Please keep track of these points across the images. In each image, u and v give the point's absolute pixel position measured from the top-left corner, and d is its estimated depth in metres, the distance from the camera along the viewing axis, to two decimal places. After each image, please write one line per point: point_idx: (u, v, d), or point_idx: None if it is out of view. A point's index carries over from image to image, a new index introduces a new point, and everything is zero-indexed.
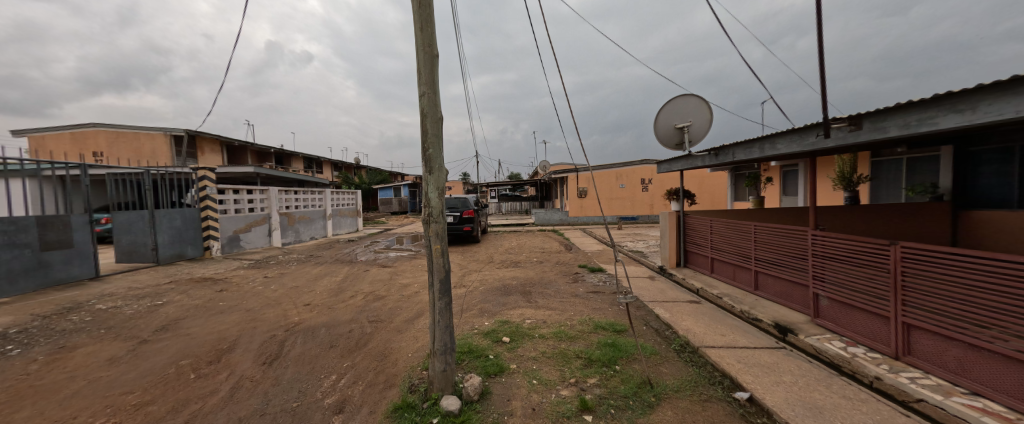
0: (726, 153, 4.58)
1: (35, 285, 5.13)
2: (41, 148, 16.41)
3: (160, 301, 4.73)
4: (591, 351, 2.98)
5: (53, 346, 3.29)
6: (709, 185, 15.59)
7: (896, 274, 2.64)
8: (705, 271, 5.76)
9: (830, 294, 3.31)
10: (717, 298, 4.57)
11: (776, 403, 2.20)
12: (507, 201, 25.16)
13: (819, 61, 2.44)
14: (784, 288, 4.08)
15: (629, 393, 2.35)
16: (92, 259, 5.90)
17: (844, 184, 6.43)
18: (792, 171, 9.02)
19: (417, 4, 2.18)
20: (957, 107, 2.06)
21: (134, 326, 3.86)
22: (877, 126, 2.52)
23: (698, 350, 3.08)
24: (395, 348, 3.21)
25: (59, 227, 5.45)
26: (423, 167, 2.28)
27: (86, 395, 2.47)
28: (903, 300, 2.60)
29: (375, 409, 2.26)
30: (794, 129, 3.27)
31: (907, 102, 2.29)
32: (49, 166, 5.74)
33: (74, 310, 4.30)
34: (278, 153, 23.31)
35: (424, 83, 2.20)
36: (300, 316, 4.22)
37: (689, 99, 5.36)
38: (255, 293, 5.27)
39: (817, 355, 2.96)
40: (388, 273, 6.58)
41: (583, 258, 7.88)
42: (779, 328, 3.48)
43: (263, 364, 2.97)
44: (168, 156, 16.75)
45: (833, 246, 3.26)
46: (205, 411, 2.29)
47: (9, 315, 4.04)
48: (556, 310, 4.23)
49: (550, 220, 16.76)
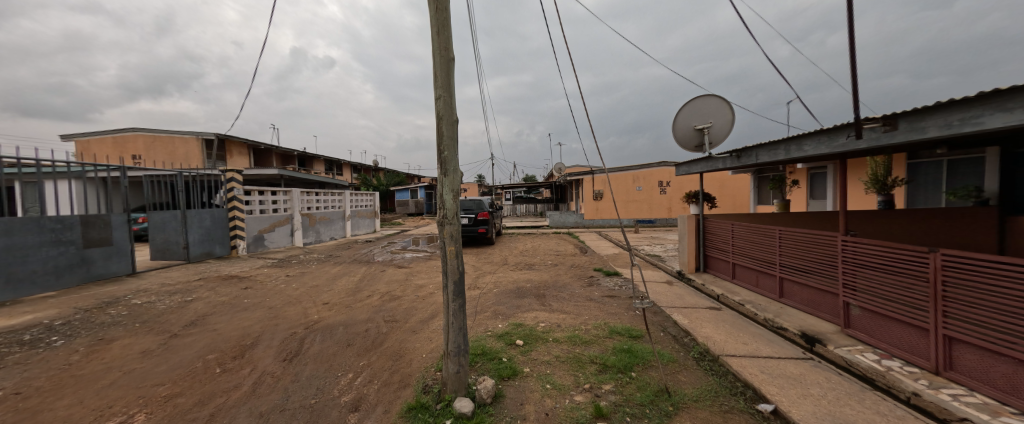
0: (749, 154, 4.41)
1: (78, 279, 5.47)
2: (85, 151, 17.59)
3: (189, 298, 4.95)
4: (607, 356, 2.92)
5: (93, 338, 3.49)
6: (730, 188, 15.18)
7: (936, 283, 2.48)
8: (726, 276, 5.56)
9: (862, 303, 3.13)
10: (739, 305, 4.41)
11: (804, 418, 2.10)
12: (522, 203, 25.16)
13: (851, 59, 2.29)
14: (811, 295, 3.88)
15: (646, 401, 2.29)
16: (129, 256, 6.26)
17: (878, 188, 6.12)
18: (820, 173, 8.65)
19: (435, 8, 2.21)
20: (1005, 106, 1.92)
21: (165, 321, 4.05)
22: (914, 126, 2.37)
23: (718, 359, 2.97)
24: (410, 348, 3.25)
25: (100, 226, 5.80)
26: (438, 169, 2.32)
27: (123, 386, 2.61)
28: (944, 311, 2.44)
29: (389, 409, 2.29)
30: (823, 129, 3.12)
31: (948, 101, 2.14)
32: (92, 168, 5.98)
33: (112, 304, 4.56)
34: (301, 156, 24.32)
35: (439, 86, 2.22)
36: (319, 314, 4.34)
37: (709, 99, 5.21)
38: (278, 291, 5.43)
39: (849, 367, 2.79)
40: (404, 274, 6.68)
41: (599, 262, 7.77)
42: (806, 338, 3.32)
43: (283, 361, 3.05)
44: (199, 159, 17.61)
45: (865, 253, 3.09)
46: (228, 405, 2.36)
47: (55, 308, 4.32)
48: (572, 314, 4.18)
49: (565, 222, 16.64)
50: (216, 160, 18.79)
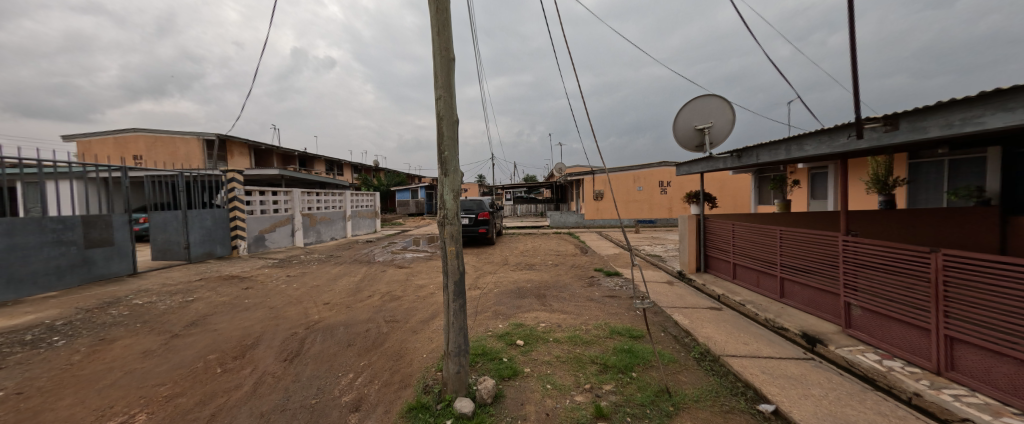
0: (750, 154, 4.40)
1: (79, 280, 5.48)
2: (87, 152, 17.65)
3: (190, 298, 4.95)
4: (607, 357, 2.92)
5: (95, 338, 3.50)
6: (731, 188, 15.15)
7: (937, 283, 2.47)
8: (727, 276, 5.56)
9: (863, 303, 3.12)
10: (739, 305, 4.41)
11: (805, 418, 2.10)
12: (523, 203, 25.15)
13: (852, 59, 2.29)
14: (812, 295, 3.88)
15: (646, 402, 2.29)
16: (130, 257, 6.27)
17: (879, 188, 6.13)
18: (821, 173, 8.64)
19: (435, 9, 2.21)
20: (1006, 106, 1.91)
21: (166, 321, 4.06)
22: (915, 126, 2.37)
23: (719, 360, 2.97)
24: (411, 348, 3.25)
25: (102, 226, 5.81)
26: (439, 169, 2.32)
27: (123, 386, 2.61)
28: (945, 311, 2.43)
29: (390, 408, 2.29)
30: (824, 129, 3.12)
31: (949, 101, 2.14)
32: (93, 168, 5.99)
33: (113, 305, 4.57)
34: (302, 157, 24.35)
35: (439, 87, 2.22)
36: (320, 315, 4.34)
37: (710, 99, 5.20)
38: (278, 291, 5.43)
39: (850, 367, 2.79)
40: (405, 274, 6.68)
41: (599, 262, 7.76)
42: (807, 338, 3.32)
43: (284, 361, 3.06)
44: (200, 159, 17.65)
45: (866, 253, 3.08)
46: (229, 405, 2.37)
47: (56, 308, 4.33)
48: (572, 314, 4.17)
49: (565, 222, 16.63)
50: (217, 161, 18.84)
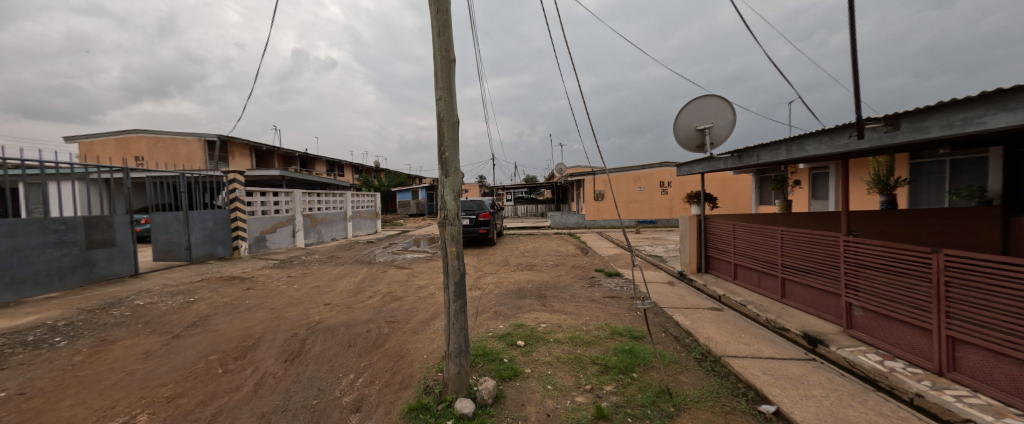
0: (751, 154, 4.40)
1: (81, 280, 5.49)
2: (89, 153, 17.71)
3: (191, 299, 4.96)
4: (608, 357, 2.92)
5: (97, 338, 3.51)
6: (732, 188, 15.14)
7: (938, 283, 2.47)
8: (728, 277, 5.55)
9: (864, 304, 3.12)
10: (740, 305, 4.40)
11: (806, 419, 2.09)
12: (524, 204, 25.14)
13: (852, 60, 2.28)
14: (813, 296, 3.87)
15: (647, 402, 2.29)
16: (132, 258, 6.29)
17: (880, 188, 6.11)
18: (822, 174, 8.63)
19: (436, 10, 2.22)
20: (1007, 106, 1.91)
21: (167, 321, 4.07)
22: (916, 126, 2.36)
23: (720, 360, 2.97)
24: (411, 349, 3.25)
25: (103, 227, 5.83)
26: (439, 170, 2.33)
27: (125, 386, 2.62)
28: (947, 312, 2.43)
29: (391, 409, 2.29)
30: (824, 129, 3.11)
31: (950, 101, 2.14)
32: (94, 169, 5.99)
33: (115, 305, 4.58)
34: (303, 158, 24.39)
35: (440, 87, 2.22)
36: (320, 315, 4.34)
37: (710, 100, 5.21)
38: (279, 292, 5.44)
39: (851, 368, 2.78)
40: (405, 274, 6.68)
41: (600, 262, 7.75)
42: (808, 338, 3.31)
43: (285, 362, 3.06)
44: (202, 160, 17.70)
45: (867, 253, 3.08)
46: (230, 405, 2.37)
47: (58, 309, 4.35)
48: (573, 314, 4.18)
49: (566, 222, 16.63)
50: (218, 162, 18.87)
